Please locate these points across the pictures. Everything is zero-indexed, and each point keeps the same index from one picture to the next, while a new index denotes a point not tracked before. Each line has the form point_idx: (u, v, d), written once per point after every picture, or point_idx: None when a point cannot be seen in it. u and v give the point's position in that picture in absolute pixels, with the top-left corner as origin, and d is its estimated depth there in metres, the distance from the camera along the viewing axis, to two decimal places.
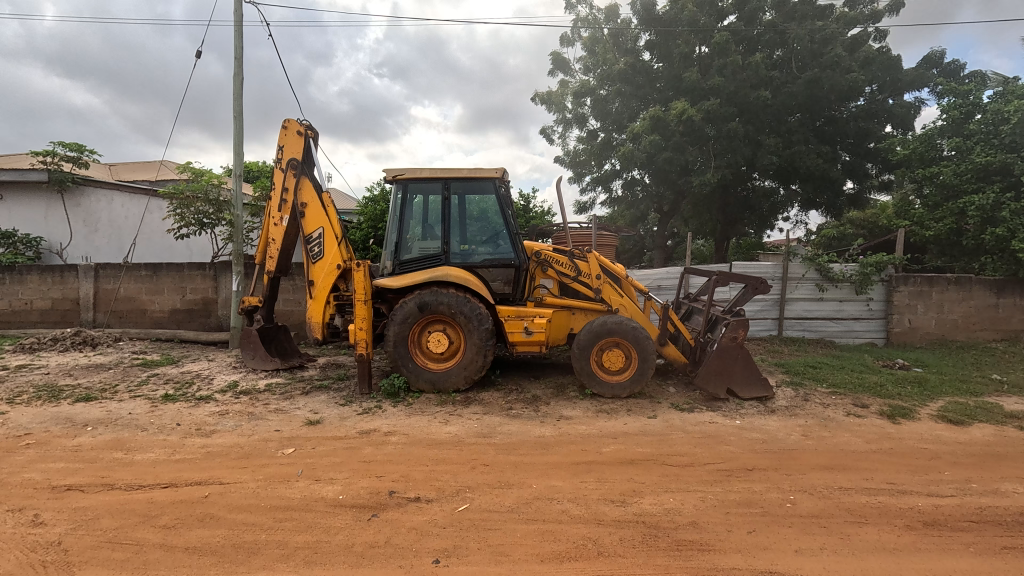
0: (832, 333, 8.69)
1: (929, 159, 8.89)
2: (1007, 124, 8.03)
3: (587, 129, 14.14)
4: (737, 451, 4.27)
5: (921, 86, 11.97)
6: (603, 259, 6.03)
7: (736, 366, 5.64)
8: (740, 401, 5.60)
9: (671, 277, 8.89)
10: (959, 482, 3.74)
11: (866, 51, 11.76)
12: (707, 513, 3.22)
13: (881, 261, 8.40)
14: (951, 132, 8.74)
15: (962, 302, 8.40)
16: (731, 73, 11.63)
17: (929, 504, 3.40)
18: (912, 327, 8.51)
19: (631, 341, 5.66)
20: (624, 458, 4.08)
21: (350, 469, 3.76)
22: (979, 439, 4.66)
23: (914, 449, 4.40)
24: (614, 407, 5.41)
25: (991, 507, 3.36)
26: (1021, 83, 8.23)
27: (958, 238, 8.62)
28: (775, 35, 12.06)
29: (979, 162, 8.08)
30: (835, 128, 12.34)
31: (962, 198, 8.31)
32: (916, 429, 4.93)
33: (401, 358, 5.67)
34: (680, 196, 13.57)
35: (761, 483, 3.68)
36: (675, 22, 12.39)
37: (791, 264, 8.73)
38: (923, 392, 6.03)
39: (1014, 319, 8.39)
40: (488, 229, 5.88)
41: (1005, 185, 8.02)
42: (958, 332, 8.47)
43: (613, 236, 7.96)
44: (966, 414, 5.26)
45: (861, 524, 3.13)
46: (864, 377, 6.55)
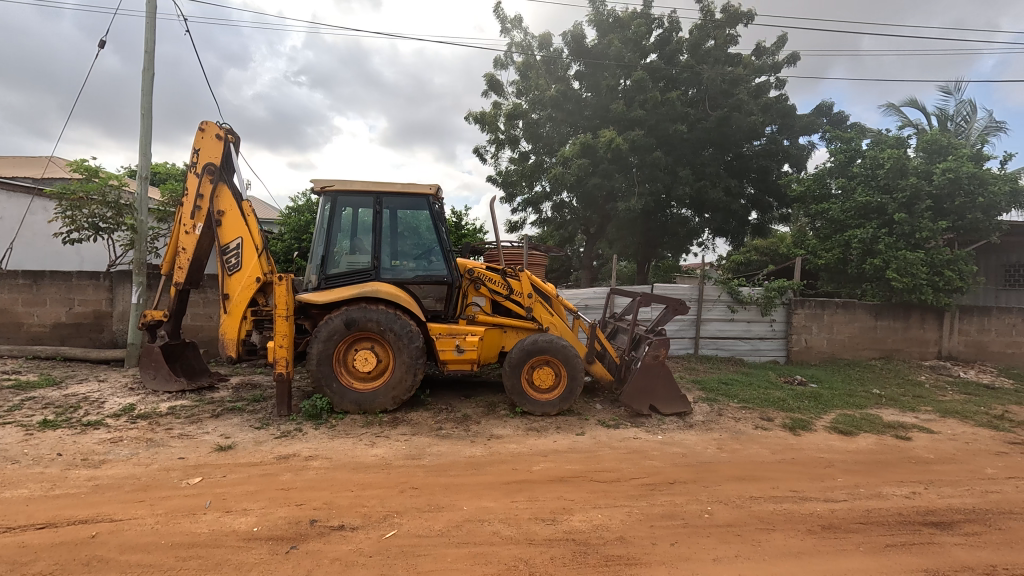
0: (741, 351, 9.38)
1: (820, 196, 9.96)
2: (882, 168, 9.23)
3: (519, 151, 14.48)
4: (660, 466, 4.46)
5: (811, 132, 13.49)
6: (535, 278, 6.13)
7: (659, 383, 5.91)
8: (662, 416, 5.87)
9: (598, 296, 9.20)
10: (849, 487, 4.15)
11: (767, 98, 13.09)
12: (634, 528, 3.32)
13: (783, 286, 9.22)
14: (838, 173, 9.88)
15: (848, 324, 9.39)
16: (652, 107, 12.41)
17: (826, 509, 3.73)
18: (808, 346, 9.37)
19: (561, 359, 5.77)
20: (553, 476, 4.12)
21: (267, 498, 3.49)
22: (865, 448, 5.22)
23: (813, 458, 4.84)
24: (543, 425, 5.47)
25: (876, 509, 3.75)
26: (890, 135, 9.53)
27: (844, 267, 9.70)
28: (691, 76, 13.06)
29: (860, 201, 9.19)
30: (742, 163, 13.56)
31: (847, 231, 9.40)
32: (814, 440, 5.41)
33: (324, 378, 5.40)
34: (607, 219, 14.27)
35: (681, 495, 3.87)
36: (603, 56, 13.11)
37: (706, 287, 9.36)
38: (818, 405, 6.65)
39: (890, 339, 9.46)
40: (421, 245, 5.82)
41: (880, 222, 9.17)
42: (846, 351, 9.43)
43: (543, 256, 8.15)
44: (853, 425, 5.86)
45: (769, 530, 3.37)
46: (770, 392, 7.10)
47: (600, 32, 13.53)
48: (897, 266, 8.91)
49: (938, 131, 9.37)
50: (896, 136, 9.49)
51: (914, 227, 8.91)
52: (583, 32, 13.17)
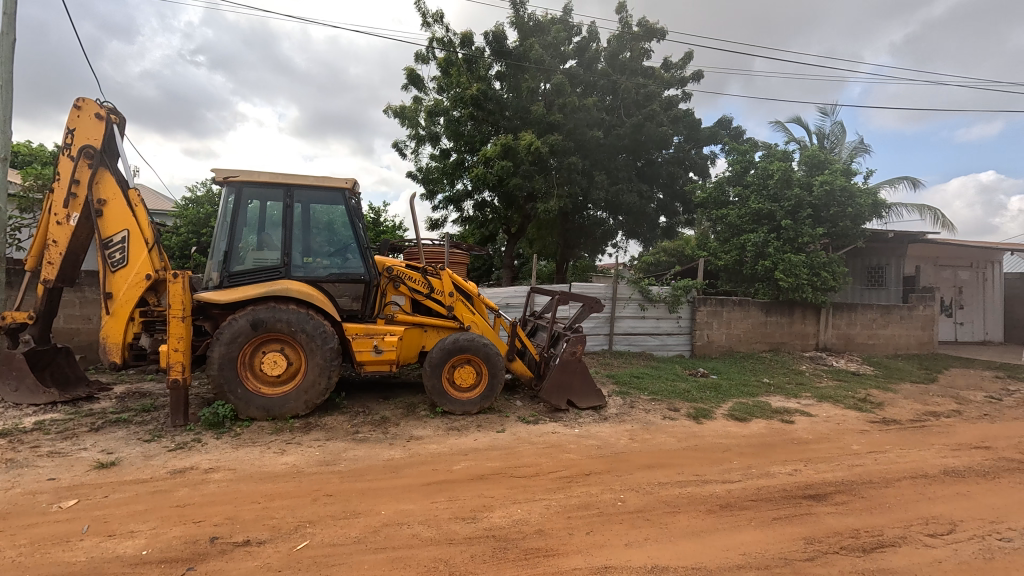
0: (651, 346, 9.95)
1: (720, 202, 10.86)
2: (771, 179, 10.20)
3: (440, 148, 14.32)
4: (577, 458, 4.62)
5: (713, 142, 14.59)
6: (456, 277, 6.09)
7: (576, 378, 6.11)
8: (579, 411, 6.08)
9: (518, 295, 9.34)
10: (743, 469, 4.56)
11: (676, 110, 13.97)
12: (551, 520, 3.42)
13: (687, 285, 9.93)
14: (735, 181, 10.81)
15: (743, 320, 10.29)
16: (570, 112, 12.80)
17: (724, 489, 4.07)
18: (709, 340, 10.14)
19: (482, 358, 5.78)
20: (474, 474, 4.12)
21: (159, 517, 3.17)
22: (756, 432, 5.76)
23: (712, 444, 5.25)
24: (464, 424, 5.46)
25: (765, 487, 4.15)
26: (779, 149, 10.57)
27: (740, 267, 10.62)
28: (607, 84, 13.63)
29: (754, 209, 10.14)
30: (652, 170, 14.39)
31: (742, 235, 10.33)
32: (713, 427, 5.89)
33: (227, 383, 5.00)
34: (527, 219, 14.51)
35: (596, 485, 4.04)
36: (523, 58, 13.31)
37: (619, 286, 9.84)
38: (717, 395, 7.23)
39: (778, 333, 10.50)
40: (336, 242, 5.57)
41: (770, 228, 10.15)
42: (741, 344, 10.32)
43: (464, 255, 8.13)
44: (747, 412, 6.45)
45: (674, 513, 3.61)
46: (676, 384, 7.62)
47: (521, 35, 13.72)
48: (783, 267, 9.91)
49: (817, 148, 10.53)
50: (784, 150, 10.54)
51: (797, 233, 9.97)
52: (504, 32, 13.27)
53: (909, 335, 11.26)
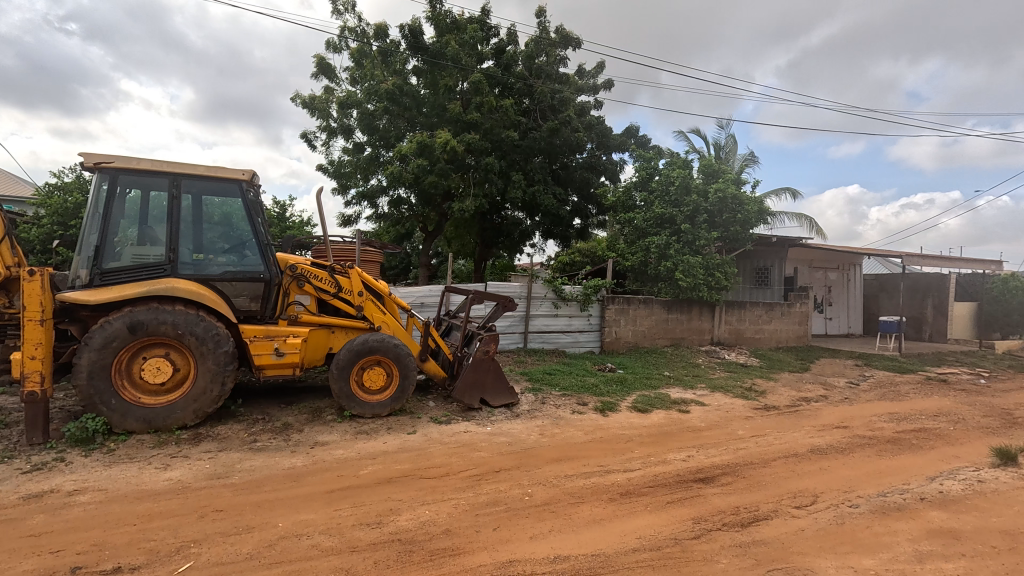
0: (563, 344, 10.26)
1: (628, 206, 11.50)
2: (673, 185, 10.94)
3: (353, 141, 13.78)
4: (487, 456, 4.67)
5: (622, 150, 15.33)
6: (366, 276, 5.91)
7: (488, 377, 6.16)
8: (491, 409, 6.15)
9: (433, 294, 9.23)
10: (642, 457, 4.86)
11: (590, 116, 14.51)
12: (459, 519, 3.42)
13: (597, 284, 10.37)
14: (641, 186, 11.48)
15: (648, 317, 10.93)
16: (487, 112, 12.87)
17: (625, 478, 4.31)
18: (617, 337, 10.66)
19: (393, 358, 5.65)
20: (381, 477, 4.03)
21: (7, 550, 2.77)
22: (656, 422, 6.16)
23: (616, 435, 5.54)
24: (373, 427, 5.30)
25: (661, 473, 4.45)
26: (680, 158, 11.36)
27: (644, 268, 11.31)
28: (523, 87, 13.89)
29: (657, 213, 10.84)
30: (566, 173, 14.85)
31: (647, 238, 11.01)
32: (618, 419, 6.21)
33: (99, 394, 4.48)
34: (444, 217, 14.38)
35: (505, 481, 4.11)
36: (440, 55, 13.16)
37: (533, 285, 10.05)
38: (623, 388, 7.64)
39: (678, 329, 11.28)
40: (232, 237, 5.17)
41: (672, 231, 10.89)
42: (646, 340, 10.95)
43: (376, 253, 7.89)
44: (648, 404, 6.88)
45: (578, 503, 3.77)
46: (585, 380, 7.94)
47: (438, 31, 13.54)
48: (683, 267, 10.67)
49: (713, 159, 11.44)
50: (684, 159, 11.35)
51: (695, 237, 10.79)
52: (420, 28, 13.06)
53: (788, 329, 12.59)
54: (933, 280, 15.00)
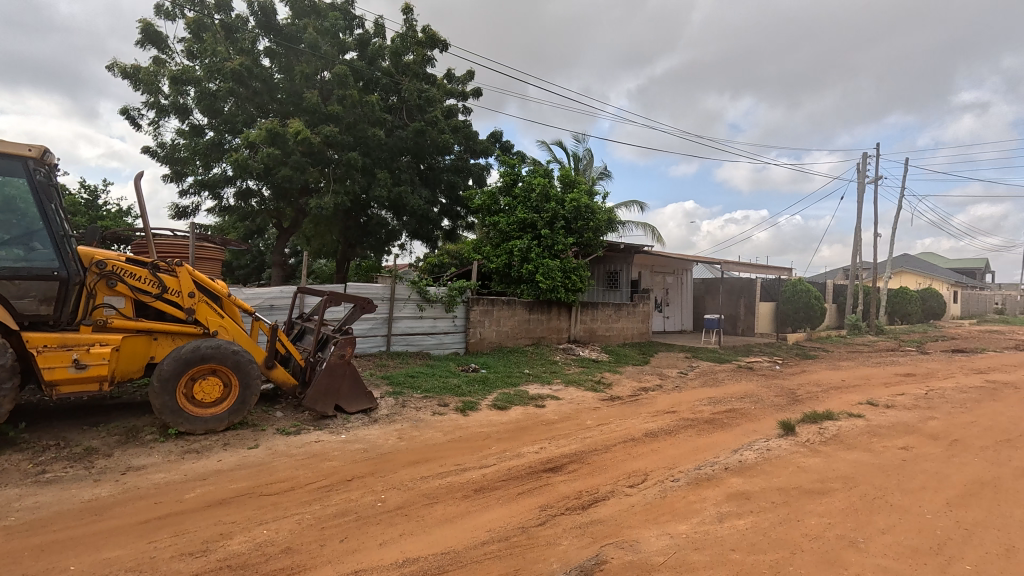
0: (427, 346, 10.17)
1: (492, 210, 11.97)
2: (533, 192, 11.64)
3: (190, 123, 12.18)
4: (339, 465, 4.45)
5: (487, 155, 15.68)
6: (198, 274, 5.24)
7: (344, 382, 5.87)
8: (347, 416, 5.87)
9: (284, 296, 8.51)
10: (498, 453, 5.02)
11: (456, 119, 14.63)
12: (302, 535, 3.21)
13: (462, 286, 10.45)
14: (505, 191, 12.01)
15: (510, 318, 11.33)
16: (350, 106, 12.28)
17: (480, 474, 4.42)
18: (481, 338, 10.87)
19: (232, 366, 5.08)
20: (212, 500, 3.61)
21: None
22: (513, 418, 6.41)
23: (475, 433, 5.65)
24: (206, 445, 4.73)
25: (514, 466, 4.64)
26: (541, 166, 12.04)
27: (508, 270, 11.76)
28: (389, 83, 13.52)
29: (520, 218, 11.41)
30: (434, 174, 14.77)
31: (510, 242, 11.52)
32: (477, 417, 6.35)
33: None
34: (301, 213, 13.39)
35: (357, 490, 3.95)
36: (296, 39, 12.24)
37: (397, 286, 9.81)
38: (485, 388, 7.83)
39: (538, 329, 11.88)
40: (14, 226, 4.25)
41: (533, 235, 11.51)
42: (509, 340, 11.33)
43: (215, 250, 7.06)
44: (507, 401, 7.14)
45: (433, 504, 3.77)
46: (448, 381, 7.97)
47: (294, 13, 12.60)
48: (543, 270, 11.28)
49: (570, 169, 12.30)
50: (544, 168, 12.05)
51: (554, 242, 11.51)
52: (273, 6, 12.02)
53: (633, 327, 13.99)
54: (744, 284, 17.80)
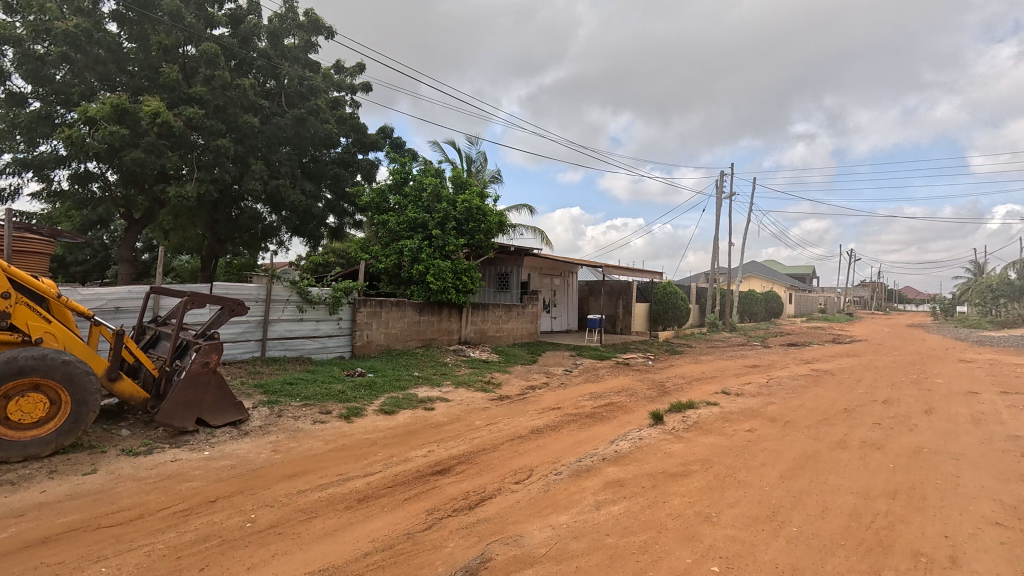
0: (309, 350, 9.54)
1: (382, 208, 11.76)
2: (424, 192, 11.62)
3: (8, 89, 10.18)
4: (201, 485, 3.99)
5: (377, 150, 15.14)
6: (15, 271, 4.39)
7: (208, 393, 5.28)
8: (211, 430, 5.29)
9: (135, 297, 7.45)
10: (384, 459, 4.86)
11: (342, 111, 13.92)
12: (152, 569, 2.83)
13: (348, 287, 9.95)
14: (395, 190, 11.85)
15: (400, 319, 11.04)
16: (219, 87, 11.13)
17: (363, 483, 4.24)
18: (368, 340, 10.45)
19: (61, 380, 4.32)
20: (31, 540, 3.04)
21: None
22: (401, 423, 6.25)
23: (359, 441, 5.41)
24: (24, 474, 3.97)
25: (401, 472, 4.53)
26: (432, 166, 11.97)
27: (398, 271, 11.50)
28: (266, 66, 12.43)
29: (410, 217, 11.29)
30: (317, 167, 13.88)
31: (400, 241, 11.35)
32: (363, 424, 6.09)
33: None
34: (158, 203, 11.85)
35: (222, 511, 3.58)
36: (152, 6, 10.79)
37: (274, 286, 9.06)
38: (371, 392, 7.54)
39: (429, 331, 11.73)
40: None
41: (423, 235, 11.41)
42: (397, 342, 11.02)
43: (40, 242, 5.97)
44: (395, 405, 6.94)
45: (310, 519, 3.54)
46: (331, 387, 7.53)
47: None
48: (434, 271, 11.16)
49: (462, 170, 12.34)
50: (436, 168, 12.00)
51: (445, 243, 11.46)
52: None
53: (522, 328, 14.39)
54: (623, 286, 19.19)
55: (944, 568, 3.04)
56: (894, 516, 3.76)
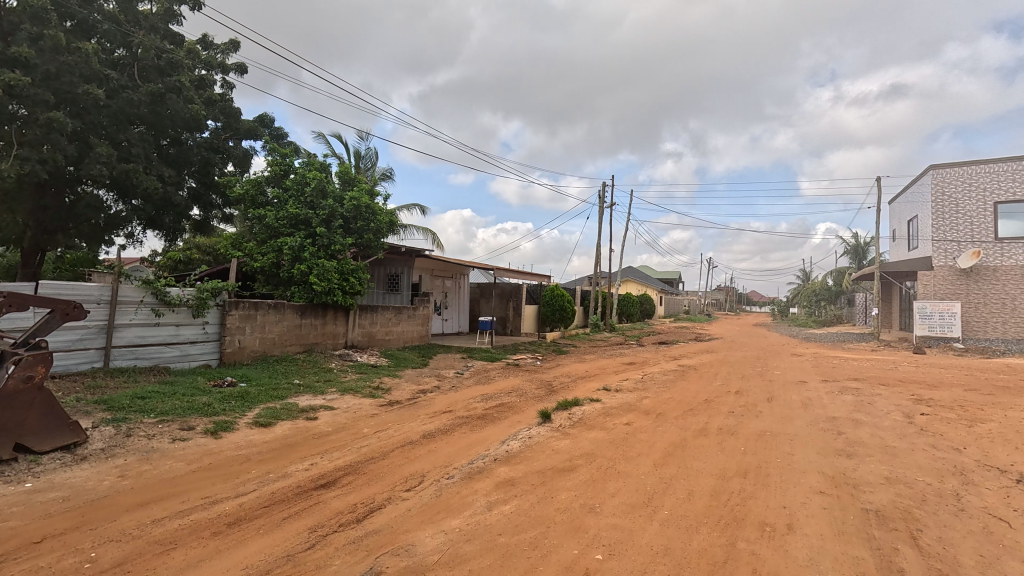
0: (166, 359, 8.40)
1: (258, 202, 10.80)
2: (307, 187, 10.92)
3: None
4: (20, 525, 3.32)
5: (253, 138, 13.85)
6: None
7: (31, 413, 4.42)
8: (36, 457, 4.43)
9: None
10: (259, 477, 4.45)
11: (211, 93, 12.55)
12: None
13: (216, 287, 8.96)
14: (274, 182, 10.96)
15: (278, 323, 10.20)
16: (50, 51, 9.42)
17: (235, 505, 3.85)
18: (240, 346, 9.49)
19: None
20: None
21: None
22: (279, 435, 5.77)
23: (229, 458, 4.89)
24: None
25: (279, 489, 4.18)
26: (317, 159, 11.32)
27: (277, 270, 10.62)
28: (114, 33, 10.90)
29: (291, 213, 10.54)
30: (179, 152, 12.30)
31: (279, 238, 10.50)
32: (233, 439, 5.52)
33: None
34: None
35: (51, 553, 3.02)
36: None
37: (122, 286, 7.84)
38: (243, 404, 6.86)
39: (311, 335, 10.99)
40: None
41: (306, 233, 10.71)
42: (275, 348, 10.16)
43: None
44: (272, 416, 6.38)
45: (169, 550, 3.13)
46: (194, 399, 6.71)
47: None
48: (318, 271, 10.47)
49: (350, 166, 11.79)
50: (321, 162, 11.36)
51: (330, 241, 10.85)
52: None
53: (413, 330, 14.08)
54: (513, 288, 19.66)
55: (784, 534, 3.55)
56: (746, 493, 4.30)
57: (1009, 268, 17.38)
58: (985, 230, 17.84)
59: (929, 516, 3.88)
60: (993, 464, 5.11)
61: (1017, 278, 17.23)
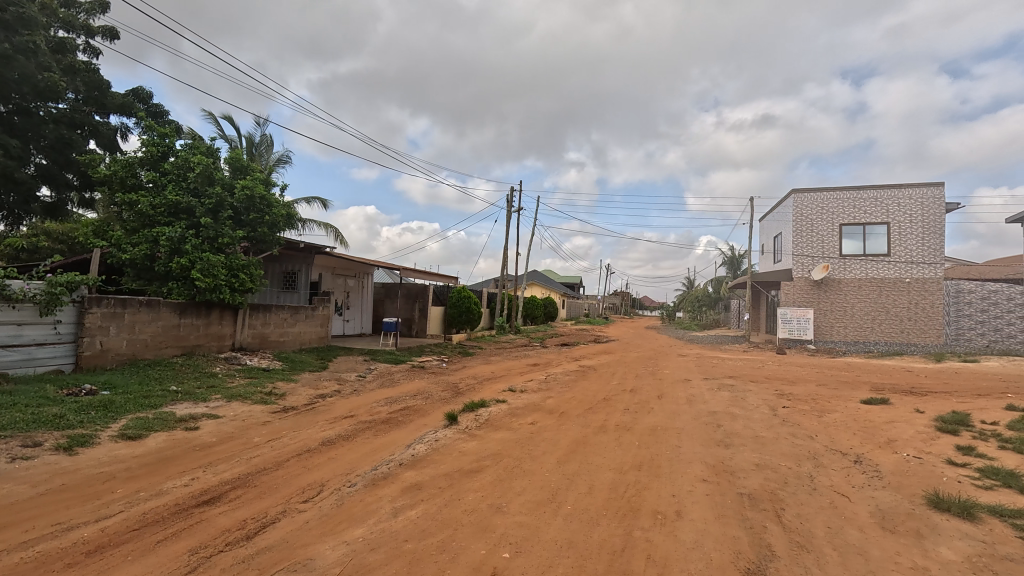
0: (4, 364, 7.11)
1: (129, 185, 9.52)
2: (190, 172, 9.86)
3: None
4: None
5: (125, 114, 12.30)
6: None
7: None
8: None
9: None
10: (127, 497, 3.93)
11: (72, 59, 10.92)
12: None
13: (73, 281, 7.76)
14: (149, 165, 9.74)
15: (151, 323, 9.09)
16: None
17: (96, 530, 3.36)
18: (103, 349, 8.31)
19: None
20: None
21: None
22: (153, 448, 5.14)
23: (88, 477, 4.27)
24: None
25: (152, 509, 3.73)
26: (202, 143, 10.29)
27: (150, 263, 9.46)
28: None
29: (170, 200, 9.45)
30: (28, 123, 10.53)
31: (155, 228, 9.35)
32: (94, 455, 4.82)
33: None
34: None
35: None
36: None
37: None
38: (106, 414, 6.02)
39: (192, 336, 9.93)
40: None
41: (188, 223, 9.68)
42: (147, 351, 9.04)
43: None
44: (143, 428, 5.67)
45: None
46: (41, 411, 5.75)
47: None
48: (201, 266, 9.48)
49: (241, 153, 10.86)
50: (207, 145, 10.33)
51: (217, 233, 9.89)
52: None
53: (311, 331, 13.27)
54: (419, 289, 19.30)
55: (673, 521, 3.85)
56: (640, 484, 4.62)
57: (850, 280, 20.39)
58: (832, 248, 20.81)
59: (791, 496, 4.44)
60: (837, 448, 5.97)
61: (855, 290, 20.27)
